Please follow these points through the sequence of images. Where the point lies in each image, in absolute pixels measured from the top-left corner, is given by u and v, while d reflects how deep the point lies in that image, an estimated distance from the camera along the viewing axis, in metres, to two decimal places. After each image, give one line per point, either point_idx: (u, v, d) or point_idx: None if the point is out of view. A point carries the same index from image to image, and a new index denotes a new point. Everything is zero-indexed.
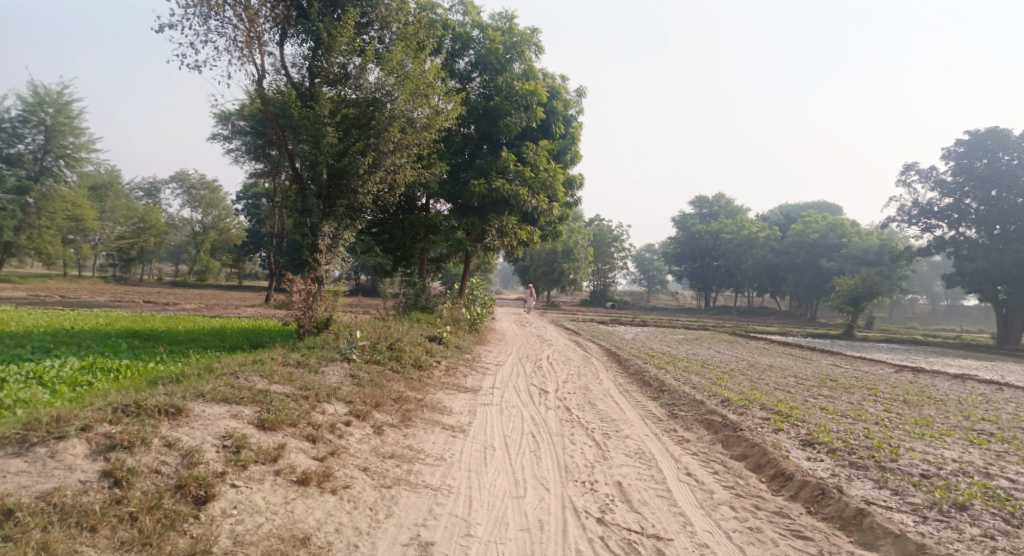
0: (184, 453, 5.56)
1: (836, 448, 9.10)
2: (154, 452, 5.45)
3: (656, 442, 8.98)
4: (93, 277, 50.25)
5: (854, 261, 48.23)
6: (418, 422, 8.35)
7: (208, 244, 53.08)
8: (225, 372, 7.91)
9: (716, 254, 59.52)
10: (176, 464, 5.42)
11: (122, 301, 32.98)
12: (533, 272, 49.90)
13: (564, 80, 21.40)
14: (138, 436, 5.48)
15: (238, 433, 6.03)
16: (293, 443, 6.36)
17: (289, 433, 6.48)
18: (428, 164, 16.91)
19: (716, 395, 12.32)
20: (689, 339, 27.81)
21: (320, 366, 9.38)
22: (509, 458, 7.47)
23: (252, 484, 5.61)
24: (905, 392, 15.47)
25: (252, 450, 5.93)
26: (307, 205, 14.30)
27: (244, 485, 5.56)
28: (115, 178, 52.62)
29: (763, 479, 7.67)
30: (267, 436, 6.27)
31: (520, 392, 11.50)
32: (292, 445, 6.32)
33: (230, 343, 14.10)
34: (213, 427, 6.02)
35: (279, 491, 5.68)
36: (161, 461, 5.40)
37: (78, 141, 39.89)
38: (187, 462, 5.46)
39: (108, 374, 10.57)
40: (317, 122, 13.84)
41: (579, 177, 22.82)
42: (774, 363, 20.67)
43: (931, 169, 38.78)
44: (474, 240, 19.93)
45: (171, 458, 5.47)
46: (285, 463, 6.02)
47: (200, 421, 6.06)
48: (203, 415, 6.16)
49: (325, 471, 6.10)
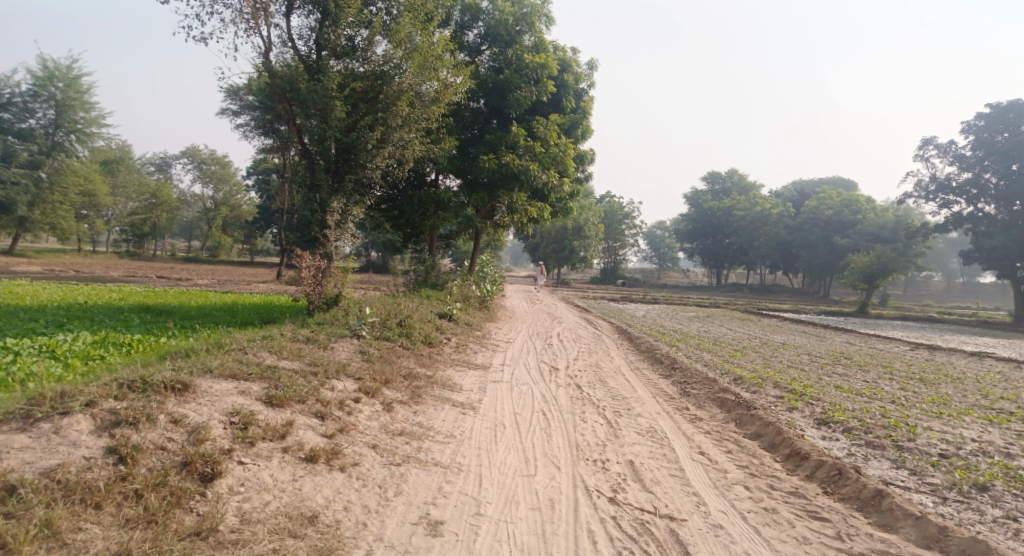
0: (191, 430, 5.50)
1: (852, 427, 8.97)
2: (160, 429, 5.40)
3: (667, 420, 8.88)
4: (106, 252, 50.54)
5: (869, 237, 47.64)
6: (428, 399, 8.29)
7: (219, 220, 52.99)
8: (233, 347, 7.86)
9: (728, 231, 59.01)
10: (182, 441, 5.37)
11: (134, 276, 33.18)
12: (544, 249, 49.73)
13: (575, 53, 21.01)
14: (144, 412, 5.43)
15: (245, 409, 5.97)
16: (301, 420, 6.30)
17: (297, 410, 6.41)
18: (438, 139, 16.70)
19: (729, 373, 12.20)
20: (701, 316, 27.64)
21: (329, 342, 9.33)
22: (520, 436, 7.40)
23: (260, 461, 5.56)
24: (921, 370, 15.28)
25: (260, 427, 5.88)
26: (316, 180, 14.17)
27: (252, 462, 5.51)
28: (126, 154, 52.71)
29: (778, 459, 7.56)
30: (276, 412, 6.21)
31: (530, 369, 11.42)
32: (301, 422, 6.26)
33: (241, 319, 14.09)
34: (220, 403, 5.96)
35: (287, 468, 5.64)
36: (168, 438, 5.35)
37: (89, 116, 39.92)
38: (194, 439, 5.41)
39: (120, 348, 10.60)
40: (325, 96, 13.64)
41: (591, 152, 22.51)
42: (787, 341, 20.49)
43: (950, 143, 38.05)
44: (484, 216, 19.79)
45: (178, 434, 5.42)
46: (293, 440, 5.96)
47: (207, 397, 6.00)
48: (210, 391, 6.10)
49: (334, 449, 6.05)
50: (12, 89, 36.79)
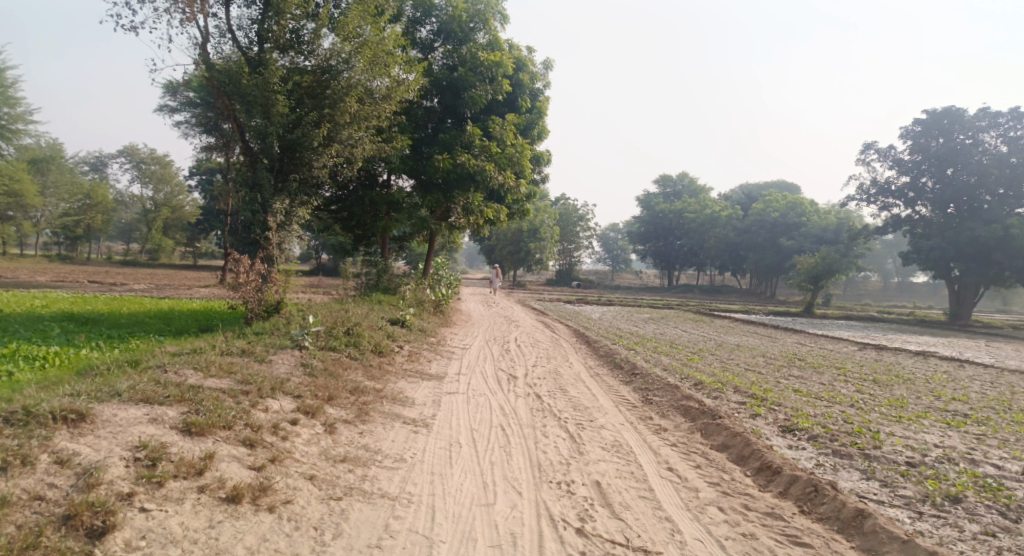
0: (79, 472, 4.74)
1: (818, 434, 8.63)
2: (39, 473, 4.64)
3: (633, 432, 8.40)
4: (35, 256, 47.54)
5: (814, 239, 48.59)
6: (375, 417, 7.57)
7: (160, 222, 50.75)
8: (153, 365, 7.01)
9: (679, 233, 59.56)
10: (67, 488, 4.61)
11: (65, 281, 31.24)
12: (499, 251, 49.19)
13: (530, 51, 20.52)
14: (19, 454, 4.67)
15: (154, 442, 5.21)
16: (224, 450, 5.55)
17: (221, 439, 5.65)
18: (389, 137, 15.96)
19: (689, 378, 11.84)
20: (655, 318, 27.46)
21: (267, 355, 8.55)
22: (477, 457, 6.78)
23: (168, 506, 4.81)
24: (874, 371, 15.24)
25: (171, 463, 5.13)
26: (257, 179, 13.18)
27: (159, 508, 4.76)
28: (57, 152, 50.01)
29: (749, 473, 7.14)
30: (193, 443, 5.45)
31: (486, 378, 10.80)
32: (224, 453, 5.51)
33: (176, 327, 13.09)
34: (124, 435, 5.20)
35: (202, 512, 4.89)
36: (48, 484, 4.60)
37: (14, 111, 37.31)
38: (83, 484, 4.65)
39: (33, 363, 9.61)
40: (266, 90, 12.78)
41: (546, 153, 22.04)
42: (741, 343, 20.38)
43: (890, 148, 39.05)
44: (438, 218, 19.10)
45: (62, 480, 4.66)
46: (213, 476, 5.21)
47: (109, 428, 5.23)
48: (112, 420, 5.33)
49: (262, 484, 5.33)
50: None
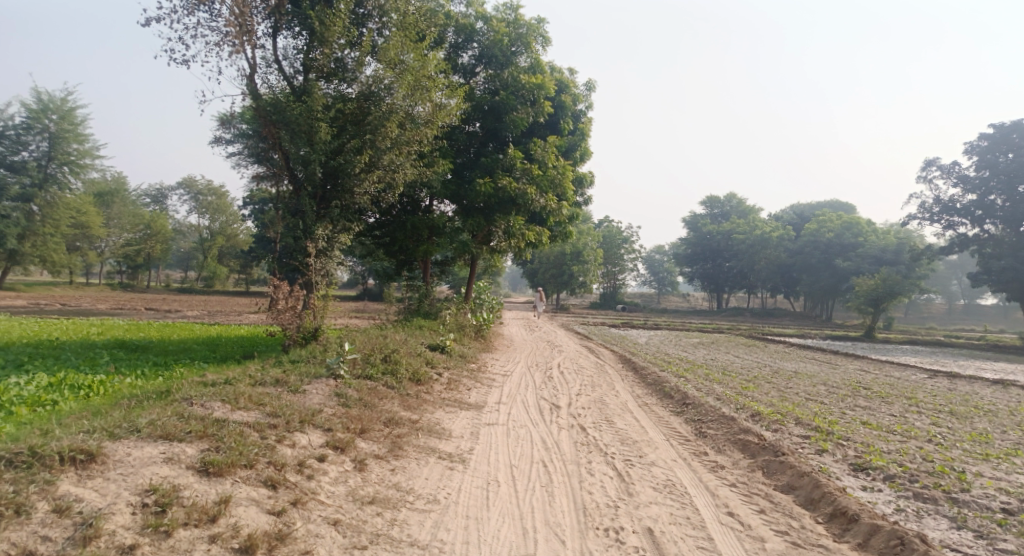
0: (78, 523, 4.45)
1: (894, 475, 7.85)
2: (34, 525, 4.37)
3: (686, 470, 7.77)
4: (99, 284, 49.34)
5: (872, 260, 46.64)
6: (409, 452, 7.14)
7: (215, 250, 52.08)
8: (180, 397, 6.75)
9: (728, 255, 58.15)
10: (62, 541, 4.33)
11: (122, 308, 32.17)
12: (542, 275, 48.82)
13: (573, 73, 20.22)
14: (14, 502, 4.42)
15: (166, 485, 4.91)
16: (243, 492, 5.22)
17: (240, 479, 5.33)
18: (430, 162, 15.78)
19: (745, 408, 11.09)
20: (706, 343, 26.44)
21: (301, 384, 8.26)
22: (516, 499, 6.28)
23: None
24: (948, 401, 14.09)
25: (183, 509, 4.81)
26: (300, 205, 13.06)
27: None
28: (121, 185, 52.14)
29: (820, 520, 6.46)
30: (209, 485, 5.13)
31: (528, 408, 10.30)
32: (242, 496, 5.18)
33: (221, 354, 13.07)
34: (134, 477, 4.92)
35: None
36: (42, 537, 4.33)
37: (82, 147, 39.08)
38: (81, 537, 4.37)
39: (77, 391, 9.58)
40: (310, 117, 12.74)
41: (589, 175, 21.60)
42: (800, 369, 19.31)
43: (953, 164, 37.35)
44: (479, 242, 18.72)
45: (60, 531, 4.39)
46: (227, 523, 4.87)
47: (120, 470, 4.96)
48: (125, 460, 5.06)
49: (280, 533, 4.96)
50: (5, 122, 36.17)
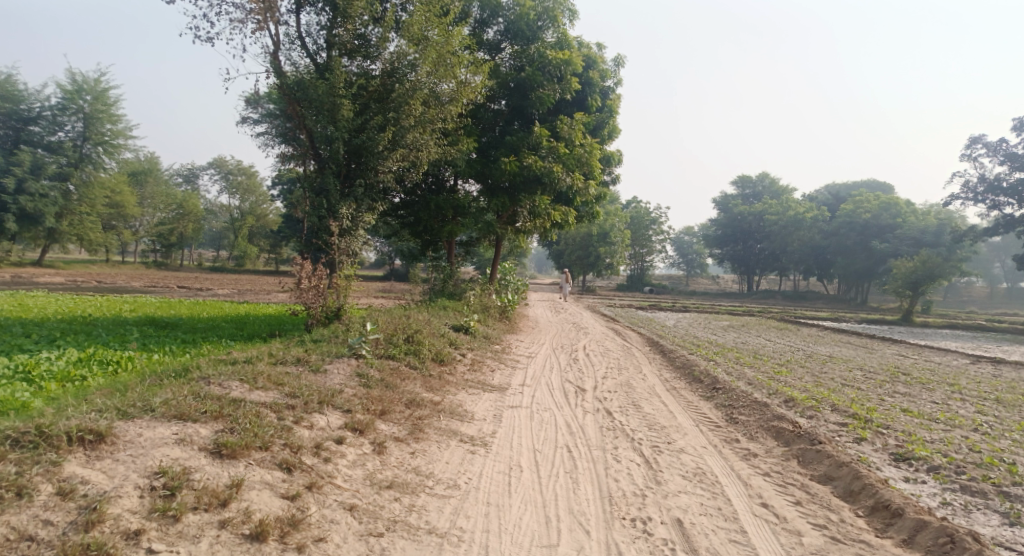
0: (81, 507, 4.35)
1: (939, 466, 7.49)
2: (38, 508, 4.28)
3: (716, 457, 7.49)
4: (135, 263, 50.19)
5: (910, 242, 45.31)
6: (430, 434, 6.97)
7: (246, 230, 52.65)
8: (199, 375, 6.64)
9: (759, 237, 57.04)
10: (63, 527, 4.23)
11: (155, 286, 32.66)
12: (569, 256, 48.45)
13: (601, 49, 19.71)
14: (16, 485, 4.32)
15: (176, 468, 4.80)
16: (256, 475, 5.10)
17: (253, 461, 5.21)
18: (454, 140, 15.53)
19: (779, 394, 10.73)
20: (736, 326, 25.94)
21: (323, 364, 8.16)
22: (539, 485, 6.08)
23: (180, 546, 4.37)
24: (992, 389, 13.52)
25: (192, 492, 4.70)
26: (324, 184, 12.92)
27: (169, 549, 4.33)
28: (154, 165, 52.89)
29: (860, 513, 6.17)
30: (222, 468, 5.01)
31: (552, 390, 10.09)
32: (255, 479, 5.05)
33: (248, 332, 13.07)
34: (143, 459, 4.82)
35: (220, 552, 4.43)
36: (43, 522, 4.22)
37: (116, 127, 39.58)
38: (84, 522, 4.26)
39: (105, 367, 9.61)
40: (332, 95, 12.55)
41: (617, 154, 21.13)
42: (834, 354, 18.78)
43: (1000, 142, 35.94)
44: (505, 222, 18.45)
45: (63, 515, 4.29)
46: (238, 508, 4.75)
47: (130, 451, 4.87)
48: (135, 441, 4.97)
49: (293, 519, 4.82)
50: (41, 103, 36.73)
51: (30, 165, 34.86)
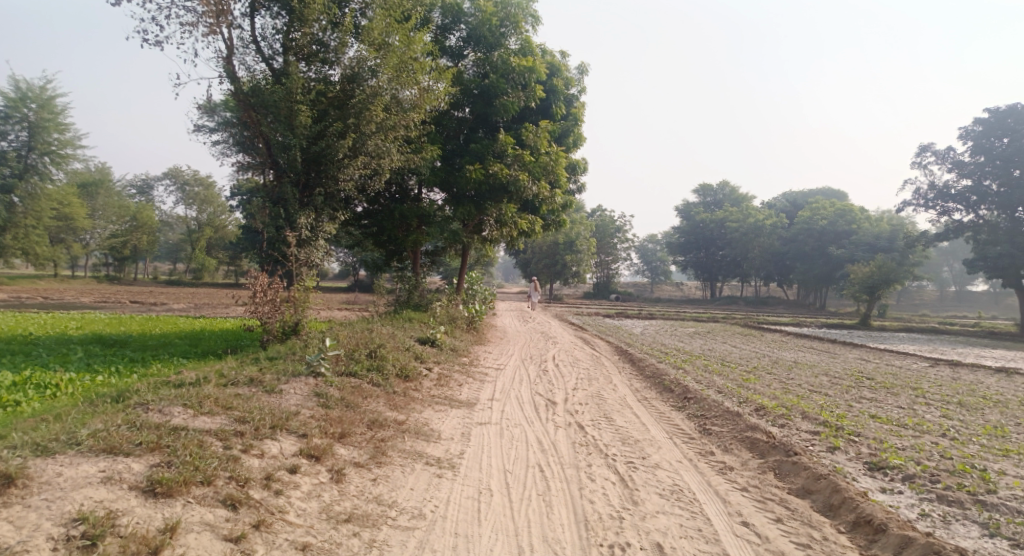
0: None
1: (915, 474, 7.35)
2: None
3: (692, 472, 7.23)
4: (86, 277, 48.42)
5: (865, 247, 46.34)
6: (393, 458, 6.55)
7: (203, 241, 51.30)
8: (138, 401, 6.11)
9: (721, 244, 57.73)
10: None
11: (106, 301, 31.38)
12: (535, 265, 48.26)
13: (565, 57, 19.54)
14: None
15: (98, 513, 4.34)
16: (196, 515, 4.64)
17: (192, 499, 4.75)
18: (417, 148, 15.14)
19: (749, 402, 10.57)
20: (701, 333, 25.96)
21: (278, 384, 7.67)
22: (510, 510, 5.74)
23: None
24: (955, 392, 13.61)
25: (118, 540, 4.24)
26: (282, 193, 12.44)
27: None
28: (106, 175, 51.15)
29: (842, 530, 5.98)
30: (155, 509, 4.56)
31: (522, 404, 9.74)
32: (194, 520, 4.60)
33: (203, 349, 12.41)
34: (61, 504, 4.35)
35: None
36: None
37: (64, 137, 38.02)
38: None
39: (43, 391, 8.92)
40: (289, 101, 12.07)
41: (582, 162, 20.96)
42: (799, 359, 18.83)
43: (948, 150, 36.95)
44: (471, 231, 18.10)
45: None
46: None
47: (45, 495, 4.39)
48: (53, 483, 4.50)
49: None
50: None
51: None
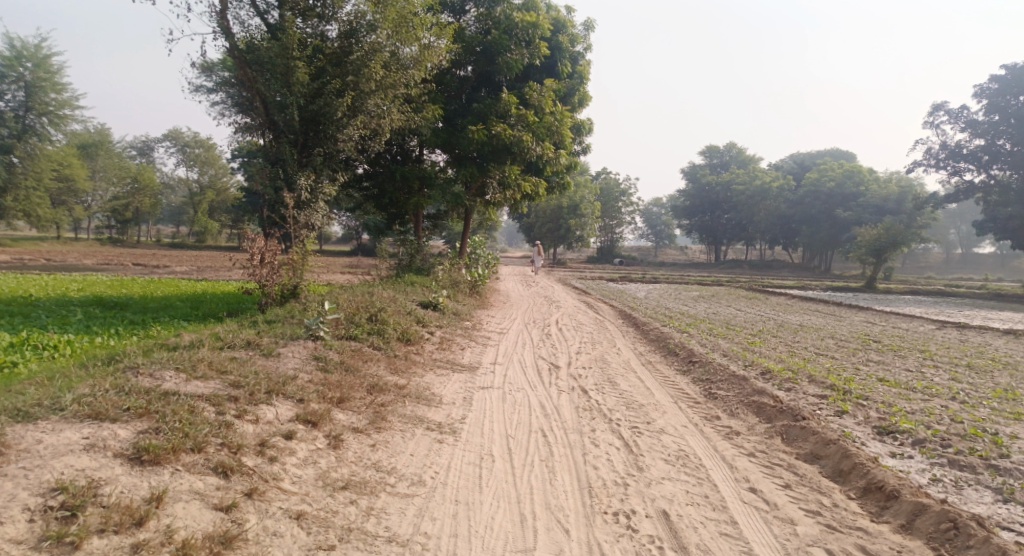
0: None
1: (925, 439, 7.18)
2: None
3: (697, 437, 7.09)
4: (88, 239, 48.22)
5: (873, 210, 45.85)
6: (393, 423, 6.40)
7: (205, 204, 50.98)
8: (128, 365, 5.95)
9: (726, 207, 57.17)
10: None
11: (109, 264, 31.22)
12: (539, 228, 47.93)
13: (570, 12, 18.92)
14: None
15: (80, 482, 4.21)
16: (185, 484, 4.51)
17: (180, 467, 4.62)
18: (418, 107, 14.74)
19: (755, 365, 10.42)
20: (706, 296, 25.78)
21: (276, 347, 7.51)
22: (512, 476, 5.62)
23: None
24: (964, 355, 13.44)
25: (100, 510, 4.11)
26: (281, 153, 12.14)
27: None
28: (105, 137, 50.57)
29: (852, 495, 5.86)
30: (140, 478, 4.43)
31: (525, 368, 9.58)
32: (182, 489, 4.47)
33: (203, 312, 12.23)
34: (40, 472, 4.22)
35: None
36: None
37: (61, 97, 37.43)
38: None
39: (40, 353, 8.77)
40: (286, 57, 11.65)
41: (588, 122, 20.51)
42: (805, 322, 18.66)
43: (962, 109, 36.18)
44: (474, 194, 17.70)
45: None
46: (157, 527, 4.16)
47: (25, 463, 4.27)
48: (33, 451, 4.37)
49: (228, 534, 4.26)
50: None
51: None
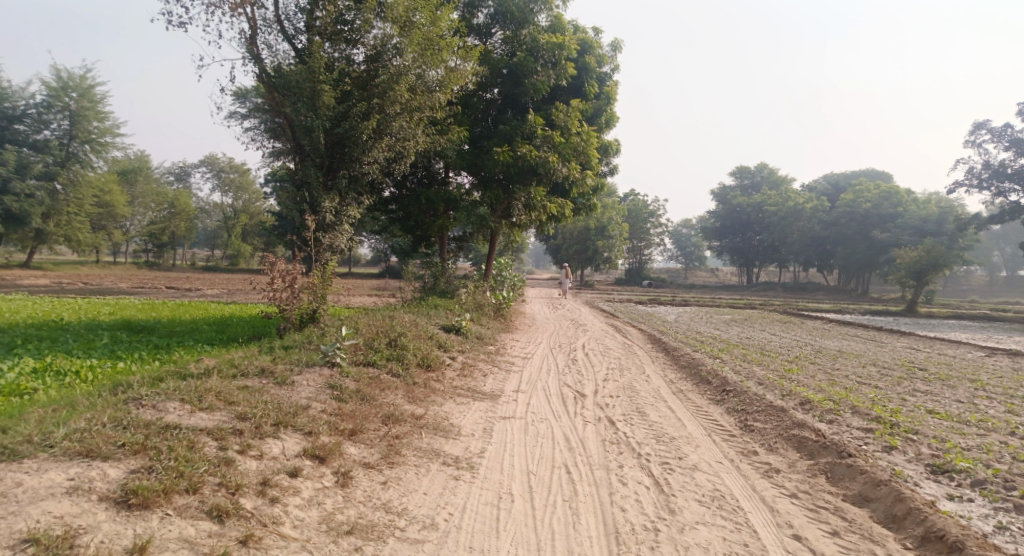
0: None
1: (986, 481, 6.59)
2: None
3: (734, 474, 6.60)
4: (126, 263, 49.14)
5: (912, 231, 44.51)
6: (407, 458, 6.06)
7: (239, 228, 51.79)
8: (132, 396, 5.72)
9: (758, 228, 56.20)
10: None
11: (143, 288, 31.58)
12: (566, 250, 47.57)
13: (597, 32, 18.72)
14: None
15: (55, 532, 3.96)
16: (173, 531, 4.24)
17: (169, 512, 4.35)
18: (444, 129, 14.57)
19: (793, 395, 9.85)
20: (738, 320, 25.01)
21: (290, 375, 7.25)
22: (532, 519, 5.23)
23: None
24: (1017, 384, 12.64)
25: None
26: (305, 176, 11.98)
27: None
28: (144, 163, 51.72)
29: (909, 546, 5.33)
30: (125, 524, 4.17)
31: (550, 397, 9.17)
32: (169, 535, 4.20)
33: (227, 335, 12.09)
34: (15, 519, 3.99)
35: None
36: None
37: (103, 125, 38.37)
38: None
39: (61, 378, 8.66)
40: (312, 80, 11.54)
41: (615, 143, 20.22)
42: (845, 348, 17.86)
43: (1005, 128, 35.07)
44: (500, 216, 17.28)
45: None
46: None
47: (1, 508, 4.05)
48: (12, 495, 4.15)
49: None
50: (26, 101, 35.51)
51: (16, 164, 33.83)
